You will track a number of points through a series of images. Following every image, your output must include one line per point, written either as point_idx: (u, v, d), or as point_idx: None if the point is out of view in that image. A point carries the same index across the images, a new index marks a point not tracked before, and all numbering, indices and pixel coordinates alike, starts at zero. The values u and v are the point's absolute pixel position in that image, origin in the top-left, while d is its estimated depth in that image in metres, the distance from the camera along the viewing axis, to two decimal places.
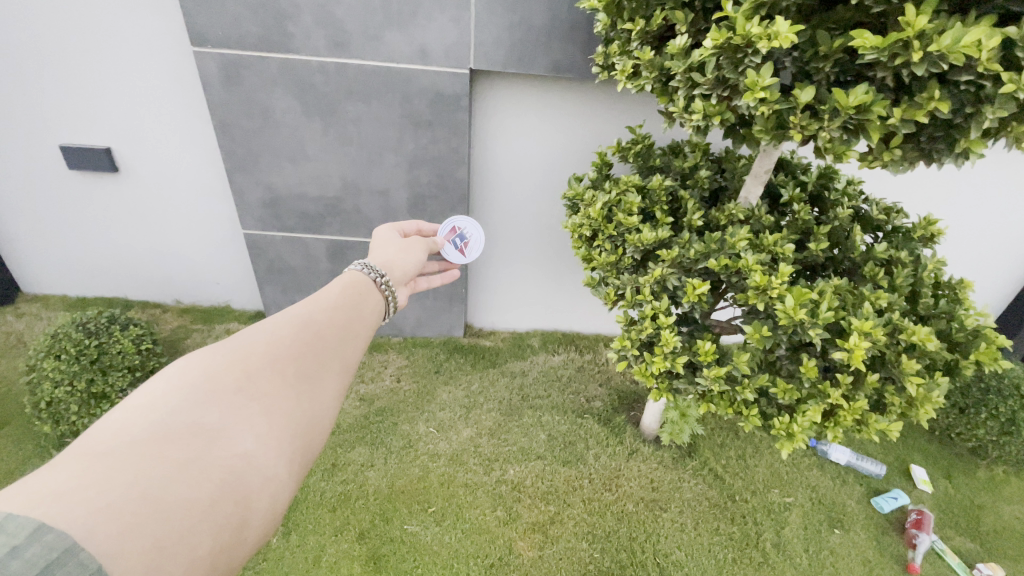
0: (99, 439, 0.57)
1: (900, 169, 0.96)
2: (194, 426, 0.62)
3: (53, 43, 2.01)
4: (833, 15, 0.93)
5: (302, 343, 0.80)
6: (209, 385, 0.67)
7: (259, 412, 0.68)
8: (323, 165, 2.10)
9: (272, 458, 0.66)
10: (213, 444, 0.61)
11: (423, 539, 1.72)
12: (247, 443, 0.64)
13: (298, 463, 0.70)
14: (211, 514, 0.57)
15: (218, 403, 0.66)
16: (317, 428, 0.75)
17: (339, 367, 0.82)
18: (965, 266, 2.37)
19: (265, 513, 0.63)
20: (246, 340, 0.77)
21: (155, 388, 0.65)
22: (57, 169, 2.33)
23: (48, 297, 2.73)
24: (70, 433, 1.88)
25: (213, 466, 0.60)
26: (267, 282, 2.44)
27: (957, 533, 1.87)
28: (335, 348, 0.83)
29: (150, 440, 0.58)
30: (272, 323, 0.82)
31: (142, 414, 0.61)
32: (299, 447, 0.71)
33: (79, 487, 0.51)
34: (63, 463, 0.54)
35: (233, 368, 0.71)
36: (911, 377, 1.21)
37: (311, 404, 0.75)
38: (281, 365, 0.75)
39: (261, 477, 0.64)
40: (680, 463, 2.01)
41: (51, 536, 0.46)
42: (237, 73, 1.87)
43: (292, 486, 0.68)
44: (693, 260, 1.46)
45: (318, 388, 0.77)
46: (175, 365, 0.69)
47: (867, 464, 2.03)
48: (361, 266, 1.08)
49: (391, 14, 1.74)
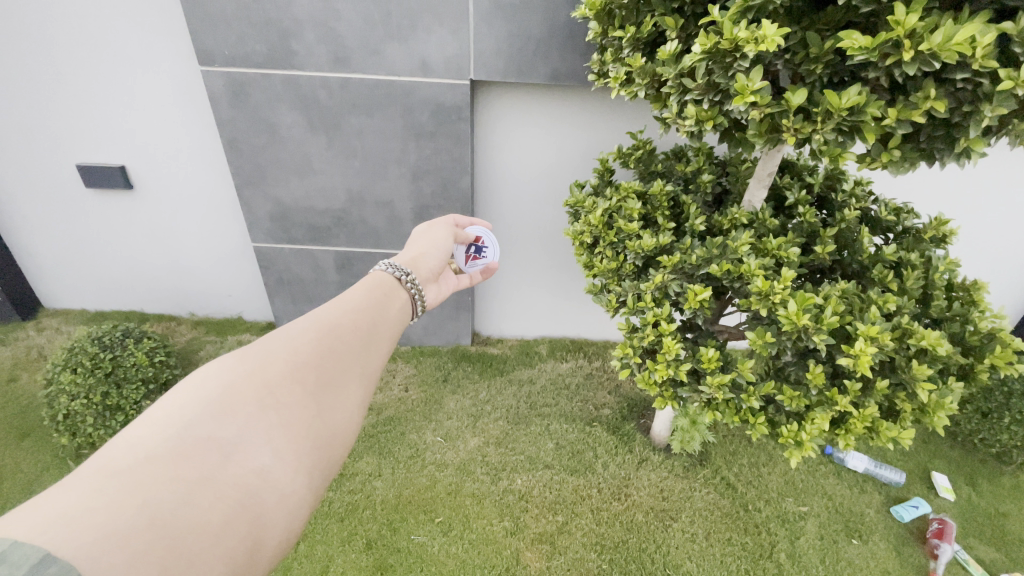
0: (114, 456, 0.57)
1: (902, 170, 0.92)
2: (211, 442, 0.61)
3: (70, 65, 2.08)
4: (822, 17, 0.92)
5: (324, 349, 0.79)
6: (227, 396, 0.66)
7: (277, 425, 0.67)
8: (329, 178, 2.13)
9: (290, 473, 0.65)
10: (229, 461, 0.61)
11: (431, 550, 1.72)
12: (264, 459, 0.64)
13: (317, 476, 0.69)
14: (224, 537, 0.57)
15: (236, 416, 0.65)
16: (339, 438, 0.74)
17: (362, 373, 0.81)
18: (984, 266, 2.30)
19: (281, 531, 0.63)
20: (267, 346, 0.76)
21: (173, 400, 0.65)
22: (75, 187, 2.41)
23: (69, 311, 2.81)
24: (87, 444, 1.93)
25: (227, 485, 0.59)
26: (277, 293, 2.48)
27: (981, 543, 1.79)
28: (358, 354, 0.82)
29: (165, 458, 0.58)
30: (296, 327, 0.81)
31: (159, 428, 0.60)
32: (320, 459, 0.70)
33: (89, 510, 0.51)
34: (76, 481, 0.54)
35: (253, 377, 0.70)
36: (922, 383, 1.17)
37: (331, 414, 0.74)
38: (303, 373, 0.74)
39: (277, 494, 0.63)
40: (691, 472, 1.97)
41: (54, 569, 0.45)
42: (244, 91, 1.92)
43: (311, 501, 0.67)
44: (694, 266, 1.43)
45: (340, 397, 0.76)
46: (196, 373, 0.69)
47: (887, 473, 1.97)
48: (385, 266, 1.08)
49: (392, 28, 1.77)
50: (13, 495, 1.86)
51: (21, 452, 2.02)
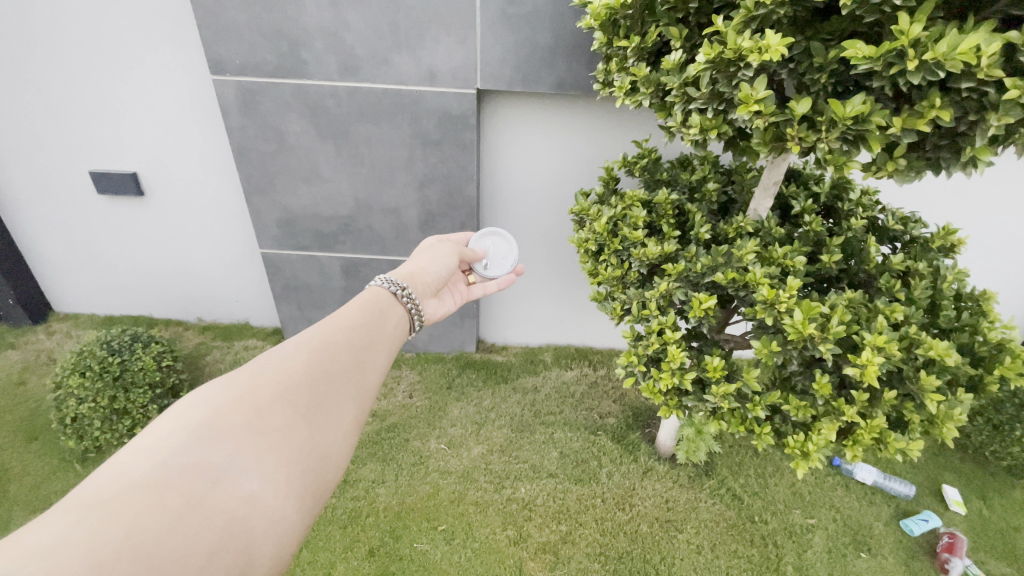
0: (99, 485, 0.56)
1: (908, 179, 0.92)
2: (199, 467, 0.61)
3: (85, 74, 2.13)
4: (826, 26, 0.93)
5: (317, 369, 0.79)
6: (216, 421, 0.66)
7: (267, 448, 0.67)
8: (336, 185, 2.15)
9: (280, 497, 0.65)
10: (217, 487, 0.61)
11: (433, 557, 1.71)
12: (253, 484, 0.64)
13: (308, 500, 0.69)
14: (210, 566, 0.56)
15: (225, 441, 0.65)
16: (330, 460, 0.74)
17: (355, 392, 0.81)
18: (994, 277, 2.27)
19: (271, 559, 0.62)
20: (260, 367, 0.77)
21: (161, 426, 0.65)
22: (87, 194, 2.45)
23: (78, 316, 2.85)
24: (93, 448, 1.95)
25: (215, 512, 0.59)
26: (284, 299, 2.49)
27: (992, 558, 1.76)
28: (352, 372, 0.83)
29: (151, 486, 0.57)
30: (289, 347, 0.82)
31: (147, 455, 0.61)
32: (310, 482, 0.70)
33: (72, 541, 0.51)
34: (59, 512, 0.53)
35: (244, 400, 0.70)
36: (931, 394, 1.16)
37: (324, 436, 0.74)
38: (294, 394, 0.74)
39: (266, 521, 0.63)
40: (697, 482, 1.96)
41: None
42: (253, 100, 1.95)
43: (302, 525, 0.67)
44: (699, 275, 1.42)
45: (332, 418, 0.76)
46: (187, 396, 0.70)
47: (896, 485, 1.94)
48: (383, 281, 1.09)
49: (400, 38, 1.79)
50: (20, 497, 1.88)
51: (29, 455, 2.04)
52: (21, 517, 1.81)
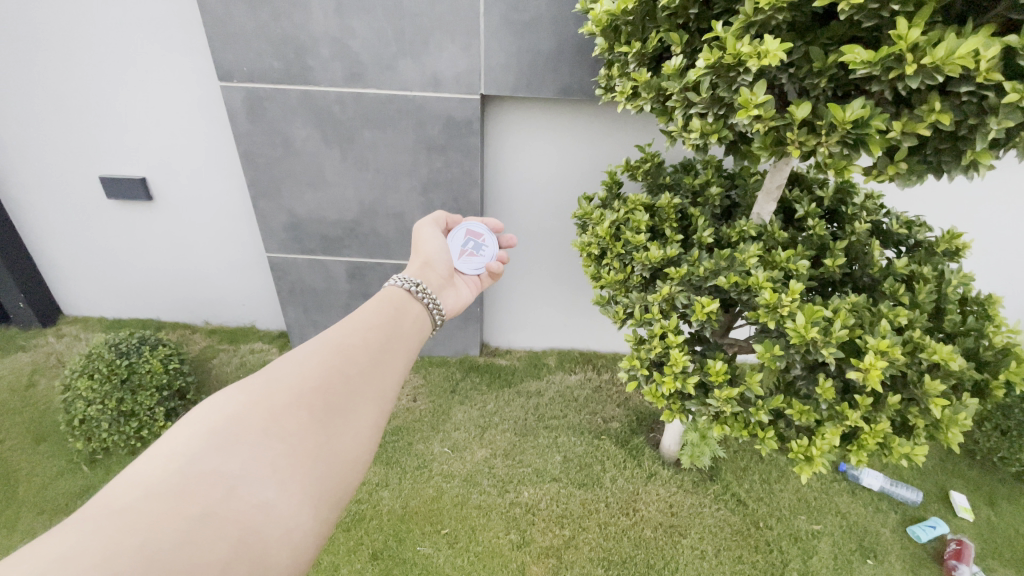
0: (116, 493, 0.58)
1: (909, 182, 0.92)
2: (214, 476, 0.62)
3: (96, 81, 2.17)
4: (827, 31, 0.93)
5: (333, 372, 0.80)
6: (233, 427, 0.67)
7: (282, 453, 0.67)
8: (342, 190, 2.17)
9: (295, 504, 0.65)
10: (231, 495, 0.61)
11: (436, 561, 1.71)
12: (268, 492, 0.64)
13: (325, 507, 0.69)
14: None
15: (241, 446, 0.65)
16: (347, 465, 0.74)
17: (373, 395, 0.82)
18: (1000, 281, 2.25)
19: (285, 568, 0.63)
20: (277, 371, 0.77)
21: (179, 431, 0.66)
22: (96, 199, 2.49)
23: (87, 319, 2.88)
24: (101, 450, 1.96)
25: (228, 523, 0.59)
26: (290, 303, 2.51)
27: (1001, 565, 1.74)
28: (369, 375, 0.83)
29: (168, 493, 0.58)
30: (306, 349, 0.83)
31: (164, 461, 0.62)
32: (327, 488, 0.70)
33: (87, 551, 0.52)
34: (76, 521, 0.55)
35: (260, 404, 0.71)
36: (935, 399, 1.15)
37: (341, 441, 0.74)
38: (311, 399, 0.75)
39: (281, 529, 0.63)
40: (701, 488, 1.94)
41: None
42: (261, 105, 1.97)
43: (319, 533, 0.67)
44: (702, 278, 1.41)
45: (348, 422, 0.76)
46: (205, 402, 0.71)
47: (902, 491, 1.92)
48: (397, 280, 1.11)
49: (404, 44, 1.81)
50: (27, 497, 1.90)
51: (38, 456, 2.07)
52: (29, 518, 1.84)
